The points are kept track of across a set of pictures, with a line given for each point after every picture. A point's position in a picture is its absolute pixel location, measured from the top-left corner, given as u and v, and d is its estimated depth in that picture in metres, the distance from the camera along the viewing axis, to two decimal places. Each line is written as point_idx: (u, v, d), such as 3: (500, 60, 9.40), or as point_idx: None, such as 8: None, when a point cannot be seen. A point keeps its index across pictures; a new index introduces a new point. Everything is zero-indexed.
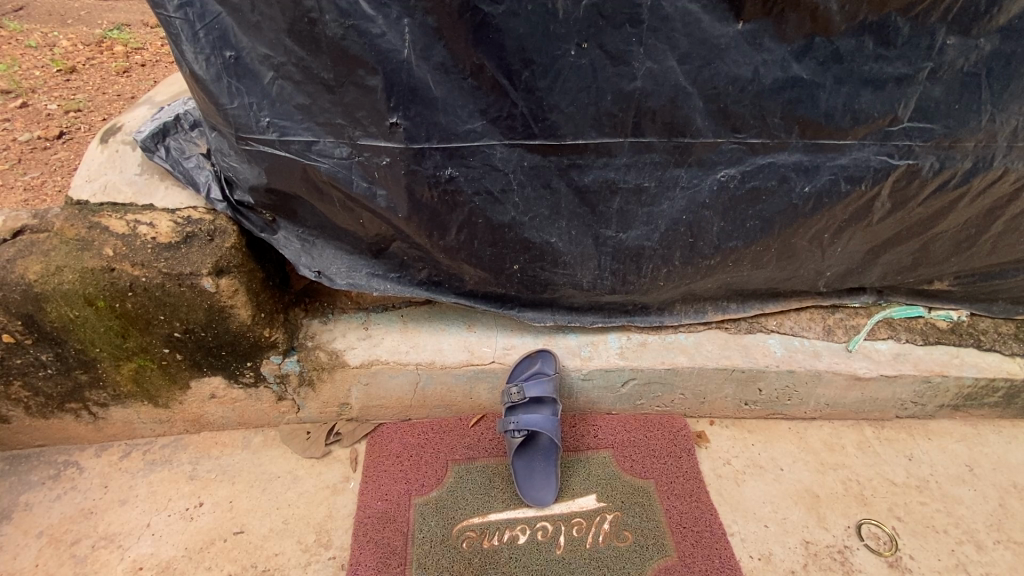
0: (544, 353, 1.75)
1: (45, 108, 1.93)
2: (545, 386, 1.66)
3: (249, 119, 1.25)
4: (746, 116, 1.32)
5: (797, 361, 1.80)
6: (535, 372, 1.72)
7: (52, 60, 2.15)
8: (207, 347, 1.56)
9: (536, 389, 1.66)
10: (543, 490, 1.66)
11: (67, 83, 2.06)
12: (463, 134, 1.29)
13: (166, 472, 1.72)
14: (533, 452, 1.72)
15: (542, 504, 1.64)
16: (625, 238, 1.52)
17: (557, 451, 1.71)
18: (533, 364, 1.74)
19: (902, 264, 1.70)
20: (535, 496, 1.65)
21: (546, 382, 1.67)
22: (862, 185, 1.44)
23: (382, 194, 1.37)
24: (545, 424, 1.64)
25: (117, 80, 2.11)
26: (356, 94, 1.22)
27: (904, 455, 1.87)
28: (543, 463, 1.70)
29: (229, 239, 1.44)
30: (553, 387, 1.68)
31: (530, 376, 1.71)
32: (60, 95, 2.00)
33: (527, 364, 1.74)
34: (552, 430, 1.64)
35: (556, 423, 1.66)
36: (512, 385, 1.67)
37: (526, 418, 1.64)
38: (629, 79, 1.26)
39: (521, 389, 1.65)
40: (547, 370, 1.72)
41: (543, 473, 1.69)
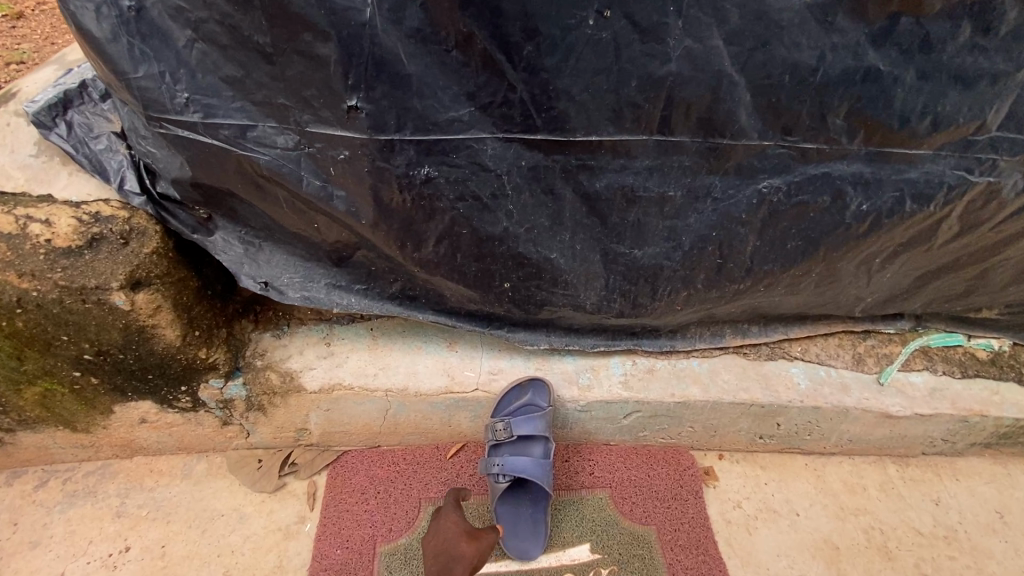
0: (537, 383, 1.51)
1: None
2: (537, 426, 1.44)
3: (161, 94, 0.95)
4: (803, 114, 1.05)
5: (823, 397, 1.57)
6: (525, 406, 1.48)
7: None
8: (129, 372, 1.28)
9: (526, 427, 1.45)
10: (528, 541, 1.45)
11: (12, 31, 1.69)
12: (444, 124, 1.01)
13: (88, 507, 1.47)
14: (519, 498, 1.49)
15: (526, 558, 1.44)
16: (639, 256, 1.25)
17: (546, 499, 1.48)
18: (523, 396, 1.50)
19: (954, 291, 1.47)
20: (519, 550, 1.44)
21: (537, 420, 1.45)
22: (931, 205, 1.18)
23: (341, 196, 1.08)
24: (533, 469, 1.42)
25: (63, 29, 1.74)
26: (302, 66, 0.92)
27: (930, 499, 1.69)
28: (530, 511, 1.48)
29: (149, 242, 1.15)
30: (546, 425, 1.47)
31: (520, 412, 1.48)
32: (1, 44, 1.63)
33: (515, 396, 1.49)
34: (543, 476, 1.43)
35: (547, 467, 1.45)
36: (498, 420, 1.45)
37: (514, 462, 1.40)
38: (661, 61, 0.97)
39: (508, 425, 1.44)
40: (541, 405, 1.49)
41: (530, 522, 1.47)
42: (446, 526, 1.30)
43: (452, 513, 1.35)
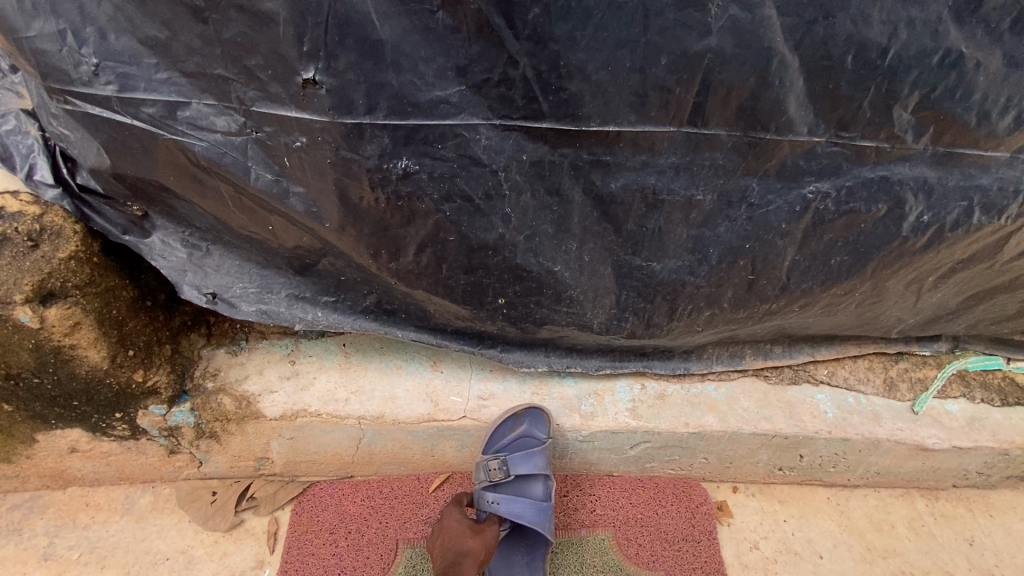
0: (534, 412, 1.31)
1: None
2: (536, 464, 1.28)
3: (64, 59, 0.74)
4: (864, 105, 0.87)
5: (852, 428, 1.40)
6: (520, 439, 1.30)
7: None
8: (48, 398, 1.07)
9: (524, 464, 1.28)
10: None
11: None
12: (427, 106, 0.81)
13: (11, 548, 1.27)
14: (515, 541, 1.33)
15: None
16: (658, 269, 1.07)
17: (545, 546, 1.30)
18: (517, 428, 1.30)
19: (1003, 312, 1.30)
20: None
21: (537, 456, 1.29)
22: (1001, 217, 1.01)
23: (299, 193, 0.88)
24: (532, 512, 1.25)
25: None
26: (245, 26, 0.72)
27: (964, 538, 1.53)
28: (526, 558, 1.31)
29: (65, 245, 0.94)
30: (545, 461, 1.31)
31: (516, 447, 1.30)
32: None
33: (510, 427, 1.30)
34: (544, 520, 1.26)
35: (547, 510, 1.28)
36: (491, 458, 1.27)
37: (511, 504, 1.25)
38: (699, 33, 0.78)
39: (504, 464, 1.26)
40: (538, 438, 1.31)
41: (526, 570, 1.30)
42: (451, 524, 1.20)
43: (455, 513, 1.24)
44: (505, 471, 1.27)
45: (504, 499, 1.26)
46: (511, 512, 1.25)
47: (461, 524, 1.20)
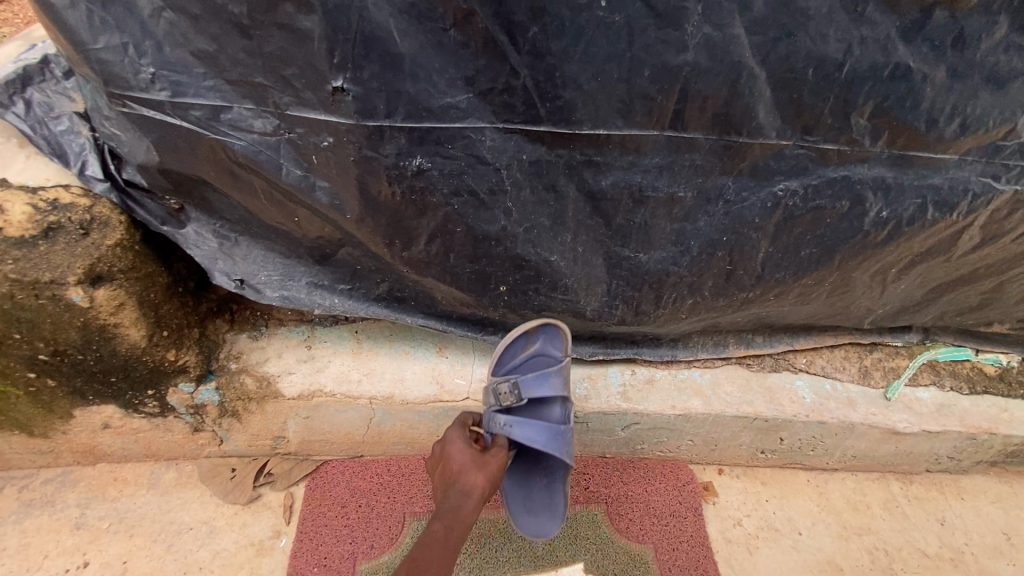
0: (549, 326, 1.25)
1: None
2: (552, 382, 1.18)
3: (124, 68, 0.85)
4: (825, 112, 0.98)
5: (829, 412, 1.51)
6: (533, 357, 1.23)
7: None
8: (89, 374, 1.18)
9: (538, 385, 1.18)
10: (543, 518, 1.30)
11: None
12: (439, 111, 0.92)
13: (45, 518, 1.37)
14: (531, 466, 1.31)
15: (542, 535, 1.29)
16: (645, 260, 1.18)
17: (563, 468, 1.30)
18: (531, 346, 1.24)
19: (965, 304, 1.41)
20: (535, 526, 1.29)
21: (552, 375, 1.19)
22: (954, 214, 1.12)
23: (324, 187, 0.99)
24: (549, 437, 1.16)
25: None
26: (283, 41, 0.83)
27: (935, 518, 1.63)
28: (545, 482, 1.31)
29: (112, 234, 1.05)
30: (561, 380, 1.21)
31: (530, 364, 1.23)
32: None
33: (523, 346, 1.24)
34: (562, 445, 1.18)
35: (566, 433, 1.19)
36: (501, 380, 1.19)
37: (525, 428, 1.15)
38: (677, 49, 0.90)
39: (516, 387, 1.16)
40: (554, 354, 1.25)
41: (546, 493, 1.31)
42: (457, 454, 1.11)
43: (460, 435, 1.14)
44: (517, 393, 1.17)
45: (518, 421, 1.16)
46: (527, 437, 1.15)
47: (469, 455, 1.10)
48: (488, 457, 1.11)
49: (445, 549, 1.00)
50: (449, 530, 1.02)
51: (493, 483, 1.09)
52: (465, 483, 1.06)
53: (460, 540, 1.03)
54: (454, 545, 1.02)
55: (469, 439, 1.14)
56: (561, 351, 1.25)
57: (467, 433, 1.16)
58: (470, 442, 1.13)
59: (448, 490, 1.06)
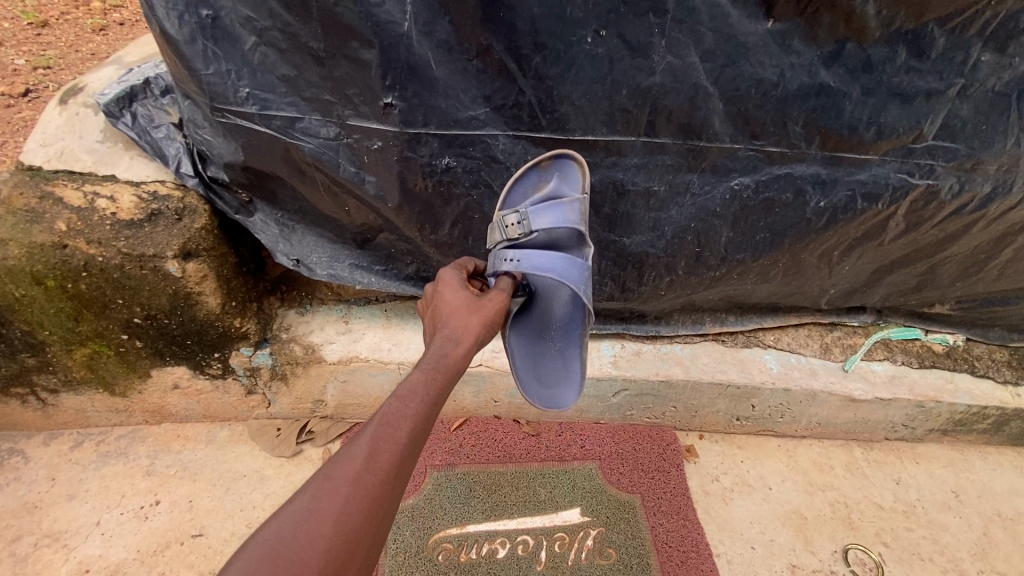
0: (562, 158, 1.22)
1: (11, 63, 1.74)
2: (562, 210, 1.15)
3: (225, 88, 1.12)
4: (767, 122, 1.24)
5: (792, 380, 1.74)
6: (545, 192, 1.19)
7: (23, 11, 1.91)
8: (171, 336, 1.43)
9: (547, 214, 1.15)
10: (559, 386, 1.21)
11: (37, 38, 1.84)
12: (464, 121, 1.19)
13: (120, 466, 1.60)
14: (543, 331, 1.25)
15: (558, 405, 1.19)
16: (628, 243, 1.45)
17: (582, 324, 1.22)
18: (544, 180, 1.22)
19: (906, 285, 1.65)
20: (550, 398, 1.20)
21: (564, 206, 1.15)
22: (880, 204, 1.37)
23: (371, 181, 1.26)
24: (561, 264, 1.11)
25: (92, 38, 1.87)
26: (348, 68, 1.10)
27: (892, 478, 1.84)
28: (560, 348, 1.24)
29: (200, 219, 1.31)
30: (575, 212, 1.16)
31: (541, 195, 1.19)
32: (28, 49, 1.79)
33: (535, 181, 1.22)
34: (577, 271, 1.11)
35: (581, 264, 1.13)
36: (508, 211, 1.17)
37: (532, 255, 1.11)
38: (647, 73, 1.16)
39: (523, 217, 1.14)
40: (569, 185, 1.20)
41: (560, 362, 1.24)
42: (449, 295, 1.08)
43: (457, 277, 1.13)
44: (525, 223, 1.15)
45: (525, 252, 1.11)
46: (534, 262, 1.10)
47: (462, 298, 1.07)
48: (483, 300, 1.07)
49: (432, 390, 0.91)
50: (436, 372, 0.93)
51: (488, 329, 1.05)
52: (455, 327, 1.02)
53: (450, 384, 0.95)
54: (441, 391, 0.93)
55: (466, 281, 1.12)
56: (576, 183, 1.21)
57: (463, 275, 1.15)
58: (466, 283, 1.12)
59: (437, 335, 1.01)
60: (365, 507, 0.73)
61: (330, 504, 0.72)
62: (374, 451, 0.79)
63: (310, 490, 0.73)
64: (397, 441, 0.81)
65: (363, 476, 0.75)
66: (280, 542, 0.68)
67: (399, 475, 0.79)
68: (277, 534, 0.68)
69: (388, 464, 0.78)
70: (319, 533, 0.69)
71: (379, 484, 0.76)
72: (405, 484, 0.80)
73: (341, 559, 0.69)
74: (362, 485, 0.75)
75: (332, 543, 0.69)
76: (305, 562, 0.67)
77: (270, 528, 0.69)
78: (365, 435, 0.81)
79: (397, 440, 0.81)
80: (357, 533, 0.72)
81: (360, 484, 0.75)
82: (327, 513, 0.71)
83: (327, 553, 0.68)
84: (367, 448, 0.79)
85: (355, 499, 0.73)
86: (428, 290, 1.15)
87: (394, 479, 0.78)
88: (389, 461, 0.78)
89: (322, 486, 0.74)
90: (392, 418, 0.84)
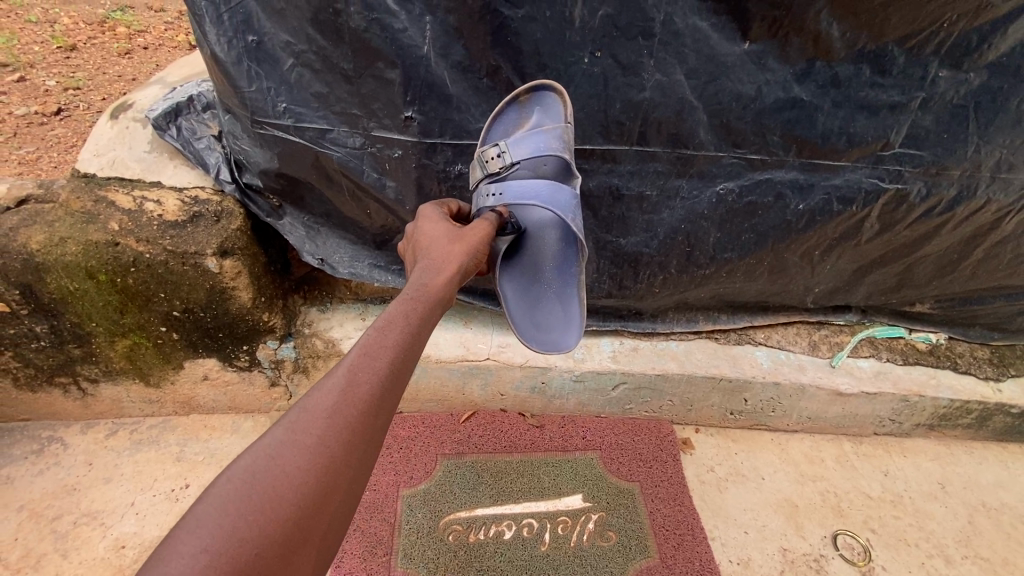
0: (542, 89, 1.27)
1: (43, 83, 1.84)
2: (543, 140, 1.22)
3: (265, 103, 1.29)
4: (747, 132, 1.38)
5: (782, 375, 1.84)
6: (526, 122, 1.27)
7: (52, 36, 2.03)
8: (205, 329, 1.56)
9: (528, 144, 1.23)
10: (559, 330, 1.34)
11: (67, 61, 1.96)
12: (474, 132, 1.37)
13: (151, 453, 1.69)
14: (536, 278, 1.35)
15: (562, 349, 1.33)
16: (624, 243, 1.59)
17: (574, 268, 1.33)
18: (524, 114, 1.28)
19: (887, 284, 1.76)
20: (547, 341, 1.33)
21: (545, 135, 1.23)
22: (854, 206, 1.50)
23: (391, 186, 1.44)
24: (544, 191, 1.20)
25: (118, 61, 2.01)
26: (374, 85, 1.29)
27: (881, 470, 1.91)
28: (557, 292, 1.36)
29: (235, 221, 1.45)
30: (557, 138, 1.24)
31: (522, 129, 1.26)
32: (59, 71, 1.90)
33: (516, 116, 1.28)
34: (560, 197, 1.20)
35: (564, 191, 1.21)
36: (489, 147, 1.25)
37: (513, 188, 1.20)
38: (638, 89, 1.31)
39: (504, 149, 1.22)
40: (549, 116, 1.26)
41: (557, 307, 1.36)
42: (427, 236, 1.08)
43: (437, 216, 1.14)
44: (505, 157, 1.23)
45: (506, 185, 1.21)
46: (516, 194, 1.19)
47: (440, 236, 1.08)
48: (462, 237, 1.08)
49: (410, 323, 0.89)
50: (413, 306, 0.92)
51: (467, 263, 1.05)
52: (433, 264, 1.01)
53: (429, 317, 0.94)
54: (423, 321, 0.92)
55: (445, 220, 1.13)
56: (556, 112, 1.26)
57: (444, 214, 1.17)
58: (445, 221, 1.13)
59: (415, 272, 1.01)
60: (344, 437, 0.72)
61: (305, 435, 0.70)
62: (352, 382, 0.77)
63: (285, 424, 0.71)
64: (375, 372, 0.80)
65: (340, 407, 0.74)
66: (254, 474, 0.66)
67: (383, 401, 0.78)
68: (250, 467, 0.67)
69: (367, 394, 0.77)
70: (296, 463, 0.68)
71: (358, 413, 0.75)
72: (387, 414, 0.78)
73: (321, 488, 0.68)
74: (339, 415, 0.73)
75: (310, 472, 0.68)
76: (281, 492, 0.65)
77: (244, 462, 0.67)
78: (341, 369, 0.79)
79: (376, 371, 0.80)
80: (338, 463, 0.70)
81: (337, 414, 0.73)
82: (303, 443, 0.69)
83: (306, 482, 0.67)
84: (345, 378, 0.78)
85: (333, 428, 0.72)
86: (407, 230, 1.16)
87: (377, 406, 0.77)
88: (367, 391, 0.77)
89: (297, 420, 0.72)
90: (369, 351, 0.82)
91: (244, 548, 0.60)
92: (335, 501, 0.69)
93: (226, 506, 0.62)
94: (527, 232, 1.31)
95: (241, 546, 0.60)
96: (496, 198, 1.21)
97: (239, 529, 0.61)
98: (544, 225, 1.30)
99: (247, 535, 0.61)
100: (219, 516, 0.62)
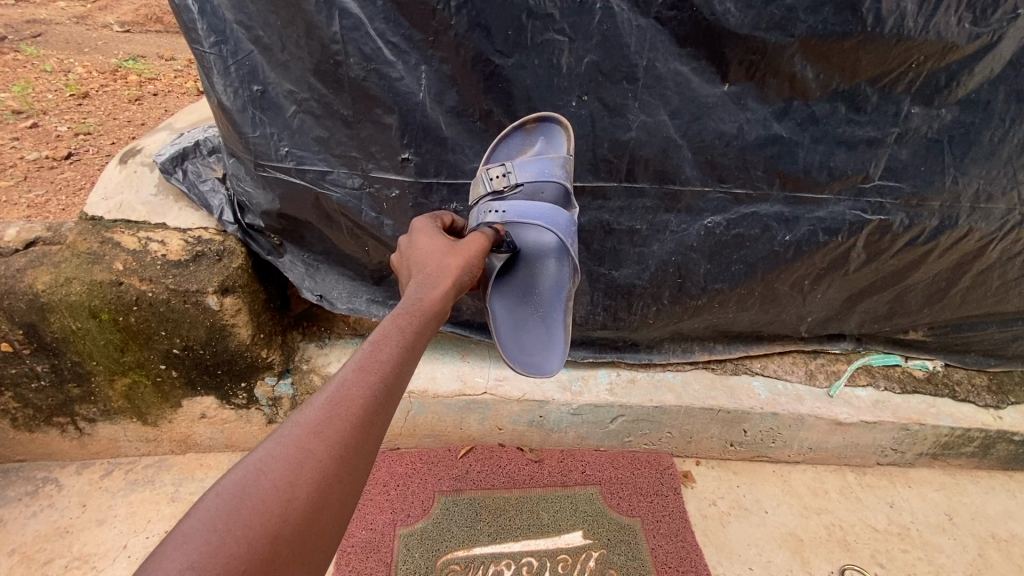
0: (549, 119, 1.34)
1: (55, 129, 1.92)
2: (547, 165, 1.29)
3: (268, 148, 1.36)
4: (731, 167, 1.44)
5: (780, 404, 1.84)
6: (529, 147, 1.34)
7: (66, 85, 2.13)
8: (203, 366, 1.57)
9: (531, 168, 1.29)
10: (540, 354, 1.32)
11: (78, 107, 2.04)
12: (469, 172, 1.44)
13: (146, 493, 1.67)
14: (527, 298, 1.35)
15: (541, 373, 1.32)
16: (616, 275, 1.63)
17: (563, 297, 1.35)
18: (529, 141, 1.34)
19: (878, 312, 1.78)
20: (531, 364, 1.32)
21: (550, 161, 1.30)
22: (839, 237, 1.54)
23: (389, 224, 1.49)
24: (544, 213, 1.25)
25: (129, 107, 2.10)
26: (372, 129, 1.36)
27: (886, 502, 1.87)
28: (543, 314, 1.35)
29: (237, 260, 1.49)
30: (558, 165, 1.31)
31: (526, 155, 1.32)
32: (71, 117, 1.98)
33: (521, 141, 1.34)
34: (560, 218, 1.25)
35: (565, 215, 1.27)
36: (494, 166, 1.30)
37: (516, 206, 1.25)
38: (624, 129, 1.38)
39: (509, 170, 1.29)
40: (553, 146, 1.33)
41: (543, 331, 1.34)
42: (422, 252, 1.11)
43: (431, 228, 1.18)
44: (510, 178, 1.29)
45: (510, 204, 1.25)
46: (519, 212, 1.23)
47: (435, 252, 1.10)
48: (456, 253, 1.10)
49: (404, 338, 0.90)
50: (406, 321, 0.94)
51: (461, 278, 1.06)
52: (427, 280, 1.03)
53: (424, 331, 0.96)
54: (417, 337, 0.94)
55: (439, 234, 1.16)
56: (558, 142, 1.33)
57: (437, 228, 1.20)
58: (439, 235, 1.16)
59: (410, 287, 1.02)
60: (336, 451, 0.73)
61: (297, 448, 0.71)
62: (344, 397, 0.78)
63: (276, 438, 0.72)
64: (368, 387, 0.80)
65: (332, 421, 0.75)
66: (243, 489, 0.66)
67: (375, 416, 0.79)
68: (241, 481, 0.67)
69: (359, 408, 0.78)
70: (286, 478, 0.68)
71: (350, 429, 0.75)
72: (379, 429, 0.79)
73: (312, 503, 0.68)
74: (331, 430, 0.74)
75: (301, 487, 0.68)
76: (272, 505, 0.66)
77: (234, 476, 0.68)
78: (334, 383, 0.80)
79: (368, 386, 0.81)
80: (328, 477, 0.71)
81: (330, 428, 0.74)
82: (293, 457, 0.70)
83: (295, 496, 0.67)
84: (339, 391, 0.78)
85: (324, 442, 0.73)
86: (402, 243, 1.19)
87: (370, 420, 0.78)
88: (359, 405, 0.78)
89: (288, 434, 0.72)
90: (363, 367, 0.83)
91: (232, 563, 0.60)
92: (325, 516, 0.69)
93: (216, 522, 0.63)
94: (521, 252, 1.31)
95: (228, 562, 0.60)
96: (499, 214, 1.24)
97: (227, 545, 0.62)
98: (537, 249, 1.31)
99: (236, 551, 0.61)
100: (210, 531, 0.62)
